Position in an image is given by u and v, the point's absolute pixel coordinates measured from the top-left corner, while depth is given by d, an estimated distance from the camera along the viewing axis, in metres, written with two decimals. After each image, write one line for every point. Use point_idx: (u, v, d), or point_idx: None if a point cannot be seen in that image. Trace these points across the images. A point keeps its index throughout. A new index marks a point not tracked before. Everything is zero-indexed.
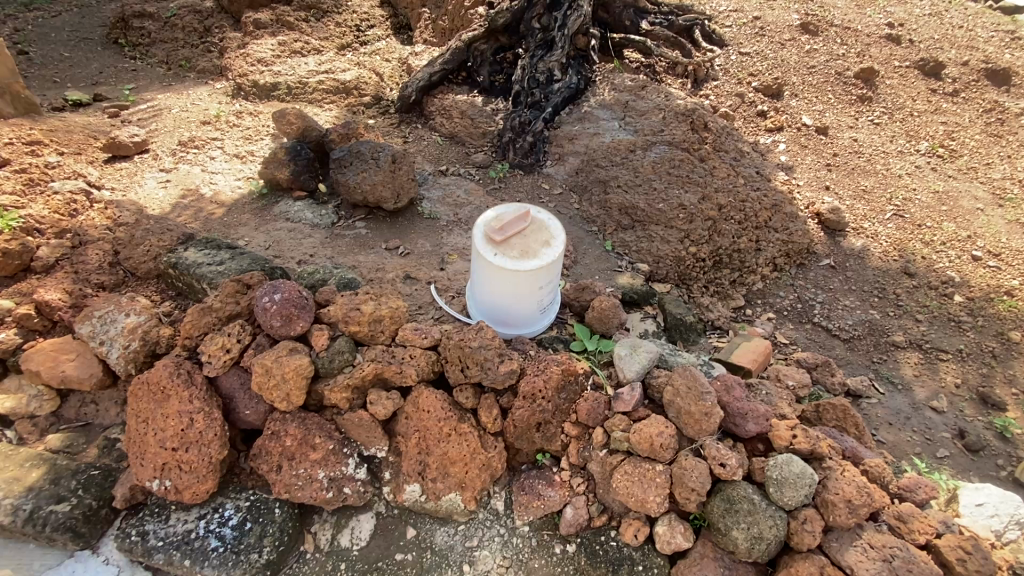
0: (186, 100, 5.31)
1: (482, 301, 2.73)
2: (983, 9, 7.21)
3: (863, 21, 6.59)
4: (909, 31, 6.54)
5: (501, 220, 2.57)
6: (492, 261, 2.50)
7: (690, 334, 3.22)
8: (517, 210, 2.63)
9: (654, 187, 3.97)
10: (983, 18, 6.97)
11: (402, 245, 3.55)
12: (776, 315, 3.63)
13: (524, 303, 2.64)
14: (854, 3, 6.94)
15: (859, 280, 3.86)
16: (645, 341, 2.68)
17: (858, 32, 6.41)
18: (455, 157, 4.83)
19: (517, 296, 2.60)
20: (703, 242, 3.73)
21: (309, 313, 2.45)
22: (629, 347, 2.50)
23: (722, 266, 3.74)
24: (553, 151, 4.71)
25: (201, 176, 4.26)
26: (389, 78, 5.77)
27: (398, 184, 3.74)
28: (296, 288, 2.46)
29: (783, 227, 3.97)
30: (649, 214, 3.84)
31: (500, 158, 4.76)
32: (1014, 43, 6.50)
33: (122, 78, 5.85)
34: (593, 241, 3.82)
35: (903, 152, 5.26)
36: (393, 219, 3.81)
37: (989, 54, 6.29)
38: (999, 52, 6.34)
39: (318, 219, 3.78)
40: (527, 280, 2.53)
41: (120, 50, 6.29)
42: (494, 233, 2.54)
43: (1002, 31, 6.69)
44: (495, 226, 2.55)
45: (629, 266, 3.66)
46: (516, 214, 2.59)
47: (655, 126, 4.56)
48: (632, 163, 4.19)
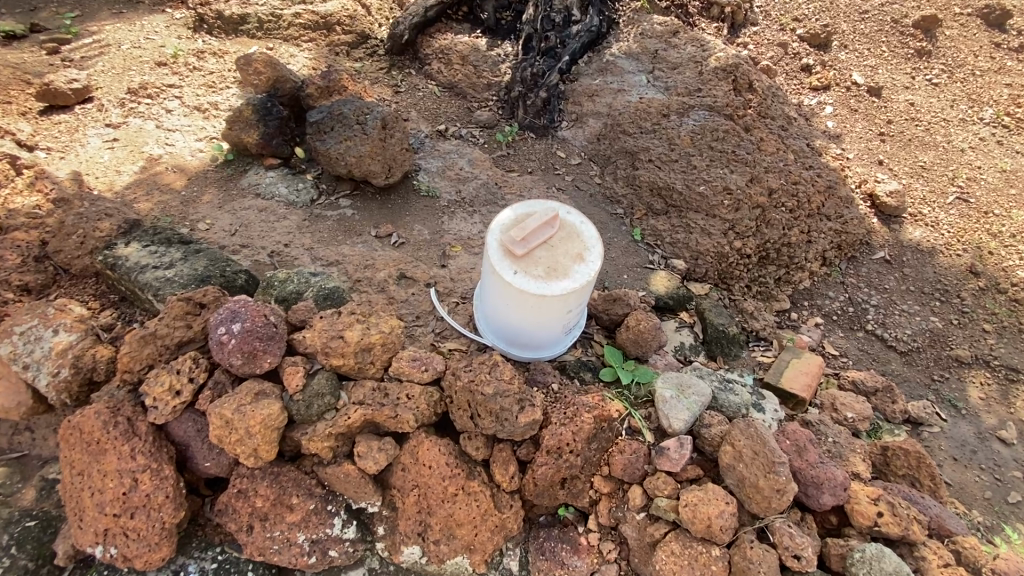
0: (139, 33, 4.47)
1: (495, 321, 2.25)
2: None
3: None
4: None
5: (521, 225, 2.00)
6: (508, 280, 1.98)
7: (732, 348, 2.80)
8: (541, 212, 2.07)
9: (693, 164, 3.31)
10: None
11: (395, 232, 2.98)
12: (823, 321, 3.21)
13: (547, 327, 2.16)
14: None
15: (917, 278, 3.40)
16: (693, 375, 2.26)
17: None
18: (456, 114, 4.17)
19: (538, 322, 2.11)
20: (749, 235, 3.12)
21: (279, 342, 1.94)
22: (692, 394, 2.10)
23: (768, 262, 3.19)
24: (570, 112, 4.05)
25: (155, 134, 3.61)
26: (377, 11, 4.92)
27: (389, 155, 3.12)
28: (265, 310, 1.95)
29: (837, 215, 3.46)
30: (686, 198, 3.22)
31: (509, 116, 4.12)
32: None
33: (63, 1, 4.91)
34: (618, 229, 3.27)
35: (964, 121, 4.61)
36: (383, 197, 3.21)
37: None
38: None
39: (294, 195, 3.19)
40: (553, 306, 2.02)
41: None
42: (512, 242, 1.99)
43: None
44: (513, 233, 2.00)
45: (662, 262, 3.10)
46: (540, 218, 2.03)
47: (691, 85, 3.90)
48: (665, 132, 3.54)
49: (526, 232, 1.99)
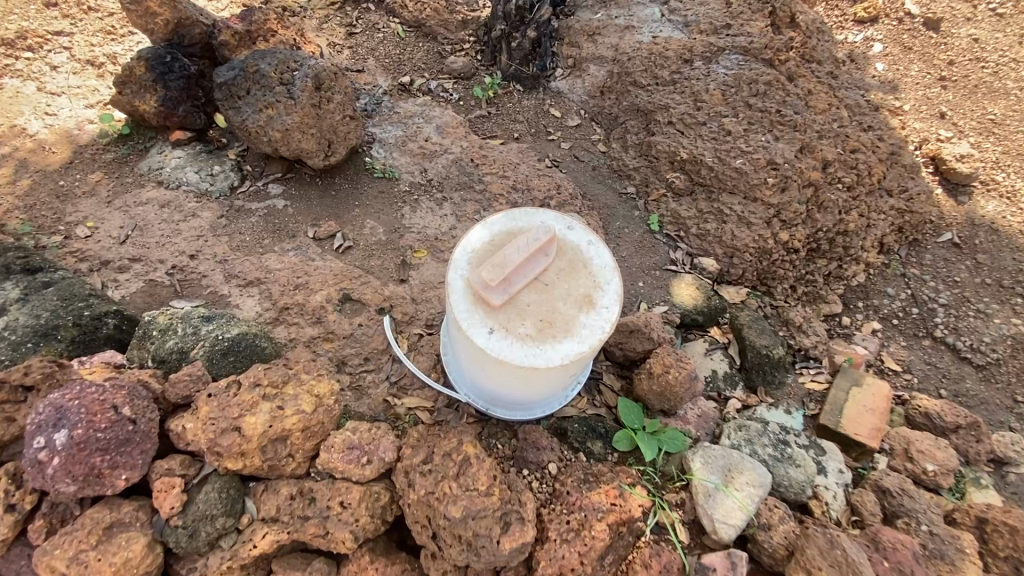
0: None
1: (469, 375, 1.64)
2: None
3: None
4: None
5: (496, 255, 1.35)
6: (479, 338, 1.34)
7: (776, 375, 2.19)
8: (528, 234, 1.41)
9: (725, 128, 2.57)
10: None
11: (339, 232, 2.28)
12: (881, 326, 2.60)
13: (541, 390, 1.55)
14: None
15: (995, 267, 2.75)
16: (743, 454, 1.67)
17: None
18: (424, 61, 3.34)
19: (528, 387, 1.50)
20: (798, 224, 2.43)
21: (151, 440, 1.34)
22: (749, 484, 1.55)
23: (816, 256, 2.54)
24: (565, 57, 3.25)
25: (33, 99, 2.80)
26: None
27: (327, 127, 2.35)
28: (129, 395, 1.34)
29: (900, 187, 2.77)
30: (717, 175, 2.50)
31: (489, 64, 3.29)
32: None
33: None
34: (629, 215, 2.60)
35: None
36: (325, 181, 2.47)
37: None
38: None
39: (208, 181, 2.45)
40: (550, 375, 1.40)
41: None
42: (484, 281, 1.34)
43: None
44: (486, 268, 1.34)
45: (686, 262, 2.46)
46: (526, 244, 1.38)
47: (718, 20, 3.08)
48: (688, 84, 2.77)
49: (505, 268, 1.33)
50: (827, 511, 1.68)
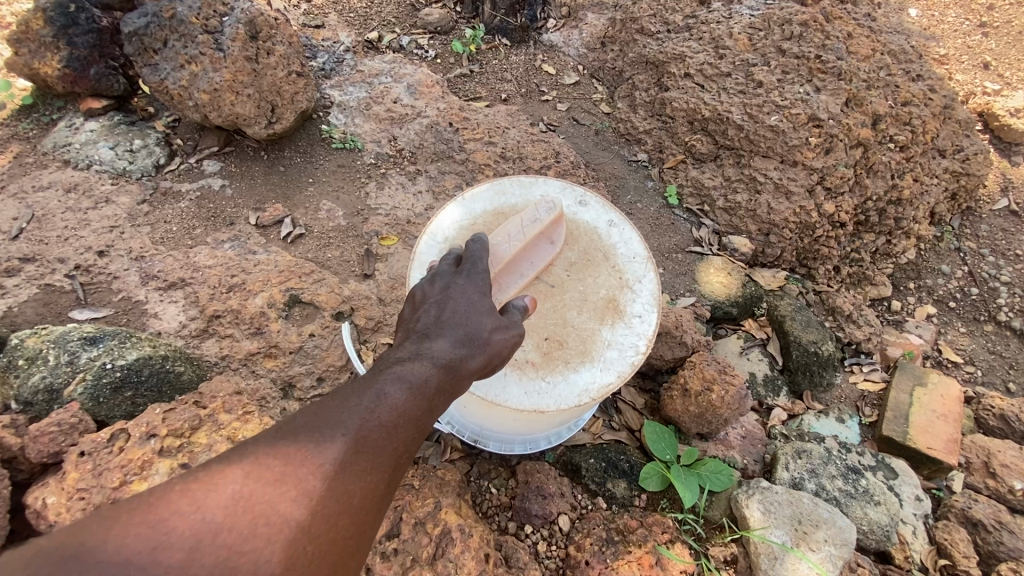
0: None
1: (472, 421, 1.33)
2: None
3: None
4: None
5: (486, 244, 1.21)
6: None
7: (826, 375, 1.82)
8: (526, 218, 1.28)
9: (755, 78, 2.13)
10: None
11: (288, 217, 1.86)
12: (937, 311, 2.23)
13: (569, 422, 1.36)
14: None
15: None
16: (807, 496, 1.31)
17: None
18: (395, 13, 2.88)
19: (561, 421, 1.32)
20: (845, 193, 2.04)
21: (0, 522, 1.07)
22: (828, 540, 1.22)
23: (863, 230, 2.16)
24: (558, 6, 2.80)
25: None
26: None
27: (268, 86, 1.89)
28: None
29: (954, 147, 2.37)
30: (748, 136, 2.07)
31: (471, 15, 2.82)
32: None
33: None
34: (642, 186, 2.20)
35: None
36: (273, 155, 2.02)
37: None
38: None
39: (126, 158, 1.99)
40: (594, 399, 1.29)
41: None
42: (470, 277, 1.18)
43: None
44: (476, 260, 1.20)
45: (713, 241, 2.08)
46: (526, 232, 1.24)
47: None
48: (706, 28, 2.32)
49: (501, 264, 1.20)
50: (910, 557, 1.37)
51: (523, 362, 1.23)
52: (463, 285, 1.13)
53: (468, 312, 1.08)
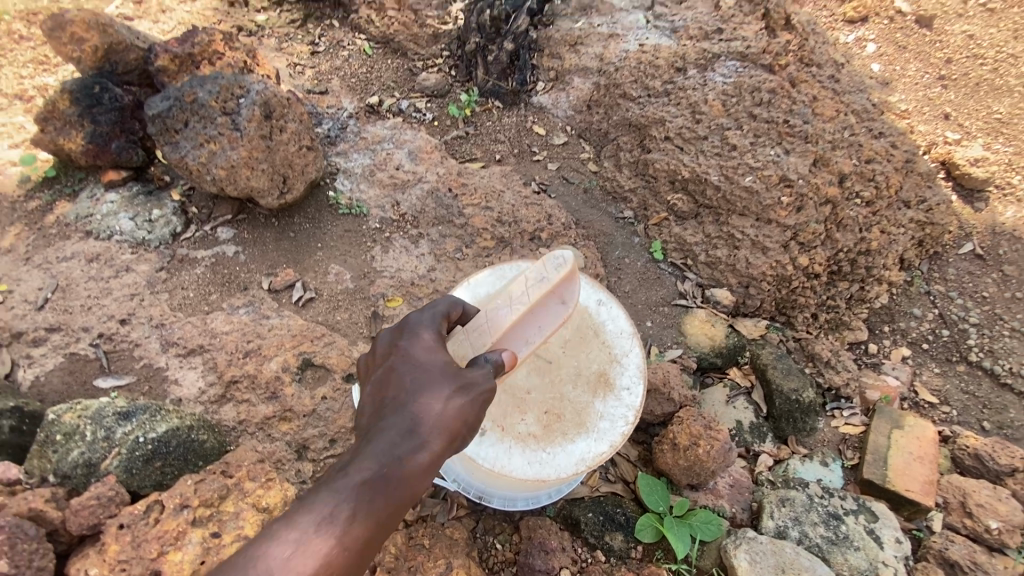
0: None
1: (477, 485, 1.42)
2: None
3: None
4: None
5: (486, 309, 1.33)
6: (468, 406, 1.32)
7: (808, 421, 1.93)
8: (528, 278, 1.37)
9: (729, 142, 2.32)
10: None
11: (299, 282, 1.99)
12: (911, 353, 2.36)
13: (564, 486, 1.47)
14: None
15: None
16: (789, 545, 1.40)
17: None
18: (395, 79, 3.10)
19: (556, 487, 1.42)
20: (818, 245, 2.20)
21: None
22: None
23: (837, 279, 2.30)
24: (546, 70, 2.99)
25: None
26: None
27: (281, 160, 2.04)
28: (7, 542, 1.13)
29: (917, 198, 2.55)
30: (725, 196, 2.25)
31: (465, 79, 3.04)
32: None
33: None
34: (629, 242, 2.36)
35: None
36: (283, 222, 2.15)
37: None
38: None
39: (145, 229, 2.11)
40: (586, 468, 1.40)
41: None
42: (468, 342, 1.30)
43: None
44: (473, 330, 1.30)
45: (697, 294, 2.23)
46: (529, 296, 1.33)
47: (706, 24, 2.89)
48: (683, 94, 2.52)
49: (501, 330, 1.29)
50: None
51: (525, 436, 1.35)
52: (411, 357, 1.16)
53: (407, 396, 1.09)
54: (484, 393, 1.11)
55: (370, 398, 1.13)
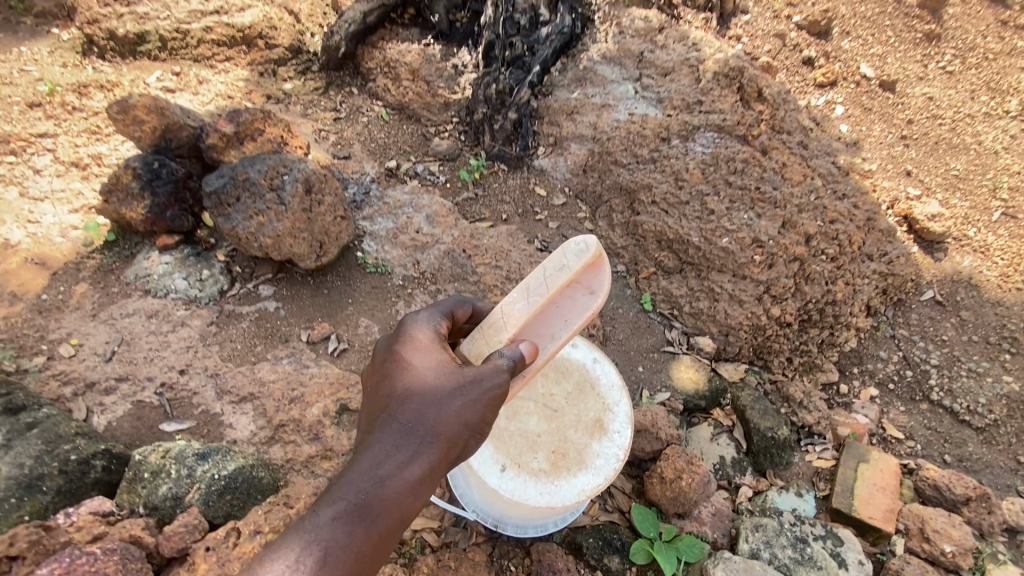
0: (20, 65, 3.99)
1: (496, 513, 1.67)
2: None
3: None
4: None
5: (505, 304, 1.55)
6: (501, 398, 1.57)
7: (784, 456, 2.17)
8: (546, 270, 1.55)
9: (708, 207, 2.64)
10: None
11: (333, 334, 2.28)
12: (878, 392, 2.62)
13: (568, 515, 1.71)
14: None
15: (978, 323, 2.83)
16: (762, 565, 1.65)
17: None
18: (410, 144, 3.46)
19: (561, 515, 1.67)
20: (788, 298, 2.50)
21: None
22: None
23: (808, 326, 2.58)
24: (546, 135, 3.34)
25: (17, 205, 2.86)
26: (308, 17, 4.35)
27: (318, 228, 2.35)
28: (119, 561, 1.37)
29: (879, 252, 2.85)
30: (706, 254, 2.56)
31: (473, 144, 3.40)
32: None
33: None
34: (622, 294, 2.64)
35: (988, 116, 3.92)
36: (317, 280, 2.45)
37: None
38: None
39: (197, 288, 2.41)
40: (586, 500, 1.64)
41: None
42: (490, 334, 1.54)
43: None
44: (497, 323, 1.54)
45: (683, 341, 2.51)
46: (548, 287, 1.53)
47: (688, 94, 3.19)
48: (668, 162, 2.83)
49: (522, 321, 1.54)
50: None
51: (537, 471, 1.60)
52: (404, 366, 1.43)
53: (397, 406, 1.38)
54: (461, 401, 1.35)
55: (370, 409, 1.43)
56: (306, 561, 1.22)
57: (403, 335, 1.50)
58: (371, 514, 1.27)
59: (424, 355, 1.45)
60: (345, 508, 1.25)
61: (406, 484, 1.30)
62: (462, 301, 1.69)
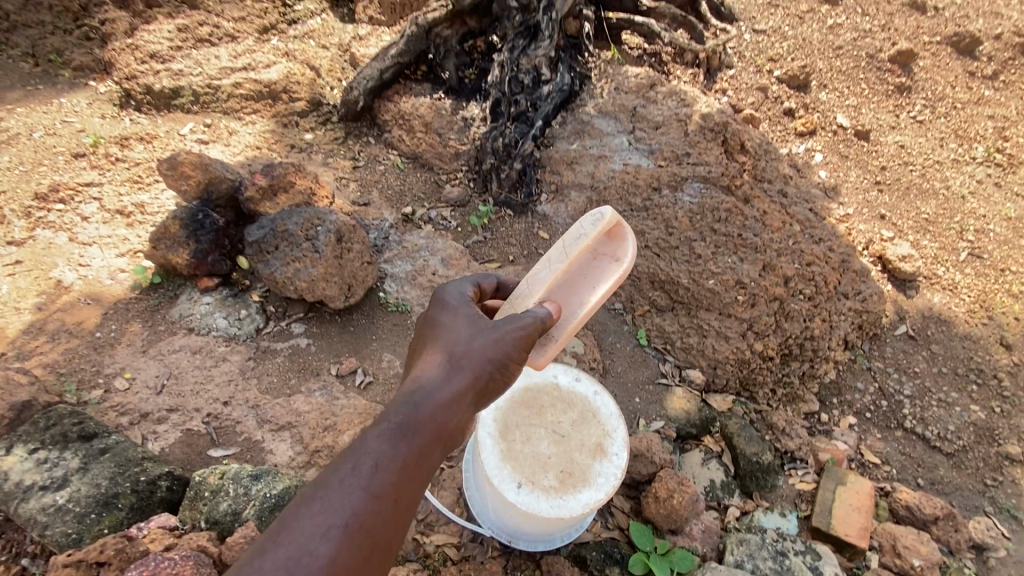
0: (60, 116, 4.26)
1: (512, 527, 1.88)
2: None
3: None
4: None
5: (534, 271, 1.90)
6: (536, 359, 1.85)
7: (768, 479, 2.40)
8: (567, 242, 1.93)
9: (696, 251, 2.93)
10: None
11: (359, 367, 2.54)
12: (857, 420, 2.84)
13: (575, 528, 1.90)
14: None
15: (947, 356, 3.07)
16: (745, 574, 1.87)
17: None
18: (423, 191, 3.78)
19: (569, 527, 1.86)
20: (769, 333, 2.77)
21: None
22: None
23: (790, 360, 2.84)
24: (548, 183, 3.67)
25: (66, 250, 3.13)
26: (327, 72, 4.66)
27: (347, 272, 2.64)
28: (191, 565, 1.58)
29: (856, 292, 3.08)
30: (694, 294, 2.84)
31: (481, 191, 3.71)
32: None
33: None
34: (620, 329, 2.91)
35: (956, 161, 4.22)
36: (344, 318, 2.72)
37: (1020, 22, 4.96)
38: None
39: (236, 326, 2.67)
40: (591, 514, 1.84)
41: None
42: (524, 296, 1.86)
43: None
44: (532, 287, 1.87)
45: (676, 373, 2.77)
46: (570, 254, 1.90)
47: (678, 146, 3.47)
48: (659, 211, 3.12)
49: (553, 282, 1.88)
50: None
51: (548, 487, 1.81)
52: (443, 319, 1.64)
53: (441, 347, 1.56)
54: (498, 337, 1.57)
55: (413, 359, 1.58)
56: (365, 465, 1.26)
57: (437, 299, 1.72)
58: (423, 426, 1.37)
59: (458, 310, 1.67)
60: (404, 416, 1.34)
61: (452, 404, 1.44)
62: (488, 277, 1.97)
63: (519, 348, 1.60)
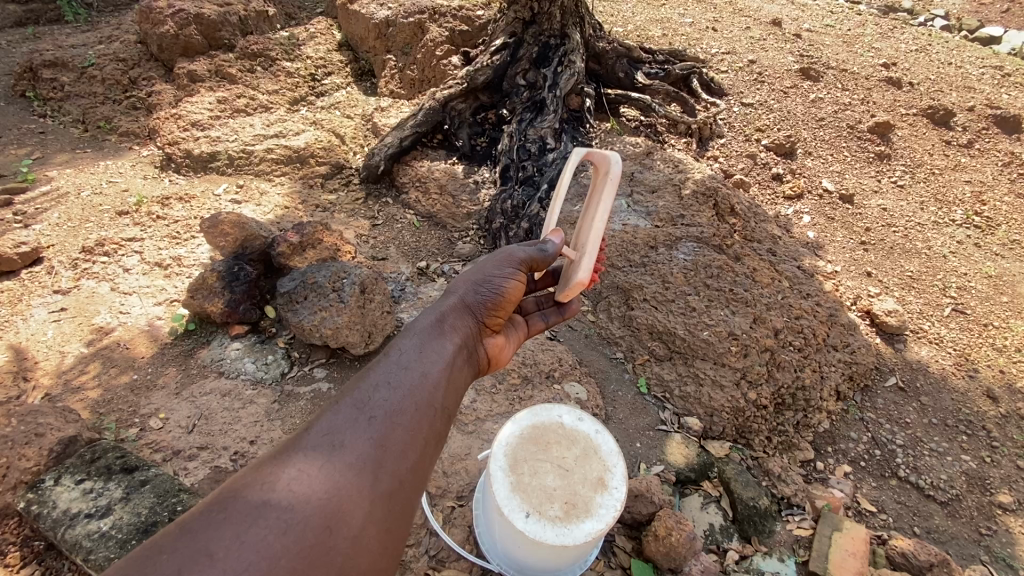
0: (104, 176, 4.64)
1: (521, 558, 2.00)
2: (964, 43, 6.62)
3: (858, 61, 5.68)
4: (904, 72, 5.64)
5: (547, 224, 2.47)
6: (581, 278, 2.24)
7: (766, 524, 2.49)
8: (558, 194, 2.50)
9: (690, 305, 3.16)
10: (968, 52, 6.30)
11: None
12: (852, 469, 2.94)
13: (580, 556, 1.99)
14: (843, 40, 6.08)
15: (935, 407, 3.21)
16: None
17: (860, 64, 5.65)
18: (437, 247, 4.06)
19: (574, 556, 1.96)
20: (762, 383, 2.94)
21: None
22: None
23: (784, 409, 2.98)
24: None
25: (108, 298, 3.38)
26: (351, 139, 5.11)
27: (368, 322, 2.87)
28: None
29: (844, 344, 3.26)
30: (690, 345, 3.04)
31: (491, 248, 4.00)
32: (1005, 81, 5.75)
33: (26, 142, 5.04)
34: (621, 377, 3.09)
35: (937, 223, 4.48)
36: (363, 364, 2.93)
37: (988, 97, 5.43)
38: (995, 94, 5.50)
39: (262, 370, 2.87)
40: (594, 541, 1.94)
41: (27, 106, 5.43)
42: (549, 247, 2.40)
43: (990, 69, 5.93)
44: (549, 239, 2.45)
45: (675, 421, 2.90)
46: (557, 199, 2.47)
47: (672, 208, 3.77)
48: (656, 267, 3.38)
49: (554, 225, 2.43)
50: None
51: (553, 517, 1.93)
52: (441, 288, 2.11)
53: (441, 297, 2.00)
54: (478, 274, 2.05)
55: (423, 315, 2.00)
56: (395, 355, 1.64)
57: None
58: (435, 329, 1.80)
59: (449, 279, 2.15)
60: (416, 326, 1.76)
61: (453, 317, 1.88)
62: None
63: (498, 276, 2.06)
